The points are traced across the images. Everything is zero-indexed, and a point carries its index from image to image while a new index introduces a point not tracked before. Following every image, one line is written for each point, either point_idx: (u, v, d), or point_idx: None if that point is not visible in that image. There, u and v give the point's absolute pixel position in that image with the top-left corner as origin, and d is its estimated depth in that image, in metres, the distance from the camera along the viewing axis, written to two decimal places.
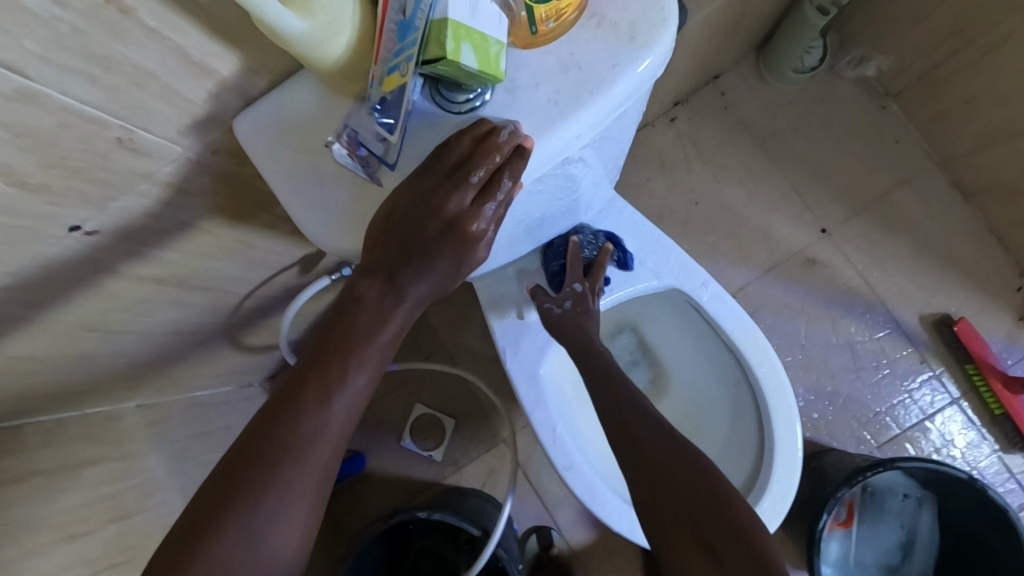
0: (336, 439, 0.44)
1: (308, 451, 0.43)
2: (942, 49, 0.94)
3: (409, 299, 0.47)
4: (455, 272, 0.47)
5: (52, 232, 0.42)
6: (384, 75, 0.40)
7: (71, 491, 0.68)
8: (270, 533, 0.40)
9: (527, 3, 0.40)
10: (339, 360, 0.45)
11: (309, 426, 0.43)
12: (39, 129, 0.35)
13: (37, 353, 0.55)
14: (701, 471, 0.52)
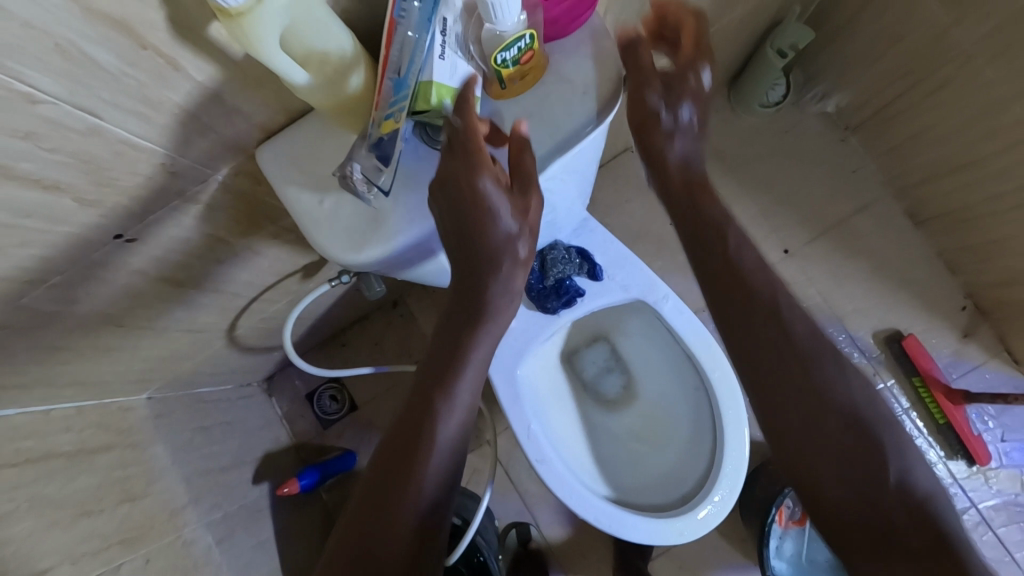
0: (465, 425, 0.63)
1: (447, 435, 0.60)
2: (890, 90, 1.03)
3: (500, 296, 0.59)
4: (517, 245, 0.56)
5: (99, 238, 0.51)
6: (381, 120, 0.48)
7: (88, 473, 0.75)
8: (424, 497, 0.57)
9: (496, 67, 0.48)
10: (447, 372, 0.62)
11: (443, 421, 0.60)
12: (101, 157, 0.43)
13: (68, 342, 0.64)
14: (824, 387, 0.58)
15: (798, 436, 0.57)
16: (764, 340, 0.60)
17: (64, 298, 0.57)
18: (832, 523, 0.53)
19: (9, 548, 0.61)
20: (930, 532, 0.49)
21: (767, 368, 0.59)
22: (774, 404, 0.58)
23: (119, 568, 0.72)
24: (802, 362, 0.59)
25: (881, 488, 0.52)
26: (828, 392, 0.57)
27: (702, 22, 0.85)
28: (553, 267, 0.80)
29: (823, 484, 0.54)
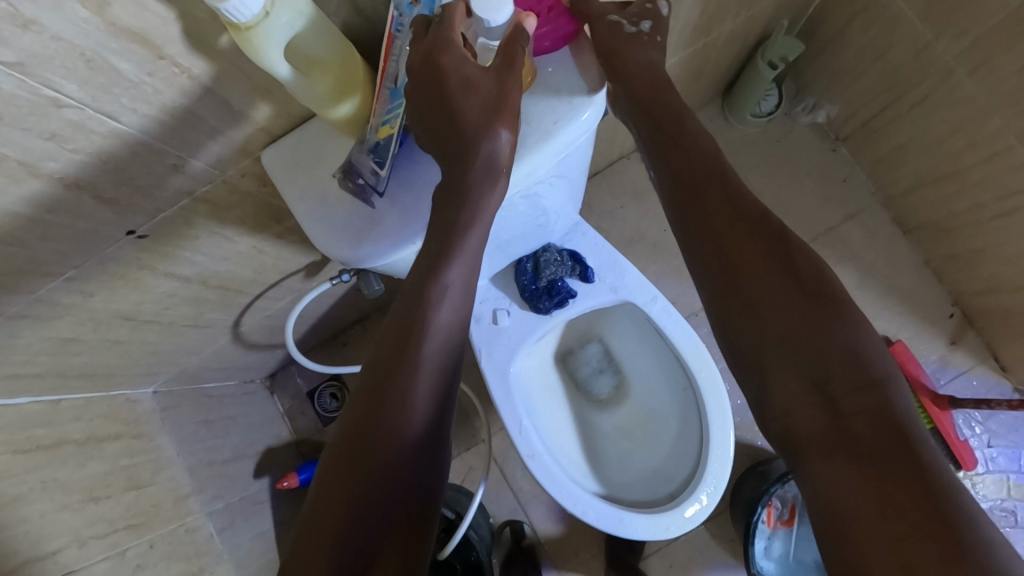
0: (444, 382, 0.56)
1: (425, 395, 0.54)
2: (878, 102, 1.06)
3: (476, 188, 0.52)
4: (493, 127, 0.51)
5: (114, 234, 0.55)
6: (378, 125, 0.52)
7: (96, 460, 0.79)
8: (408, 438, 0.52)
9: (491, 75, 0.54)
10: (416, 325, 0.55)
11: (417, 380, 0.54)
12: (117, 157, 0.46)
13: (81, 334, 0.68)
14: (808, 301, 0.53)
15: (757, 348, 0.54)
16: (730, 254, 0.56)
17: (79, 291, 0.61)
18: (792, 432, 0.51)
19: (17, 529, 0.65)
20: (900, 438, 0.45)
21: (737, 286, 0.56)
22: (736, 320, 0.55)
23: (124, 553, 0.76)
24: (775, 279, 0.54)
25: (844, 402, 0.49)
26: (800, 313, 0.53)
27: (691, 35, 0.88)
28: (546, 269, 0.83)
29: (775, 393, 0.53)
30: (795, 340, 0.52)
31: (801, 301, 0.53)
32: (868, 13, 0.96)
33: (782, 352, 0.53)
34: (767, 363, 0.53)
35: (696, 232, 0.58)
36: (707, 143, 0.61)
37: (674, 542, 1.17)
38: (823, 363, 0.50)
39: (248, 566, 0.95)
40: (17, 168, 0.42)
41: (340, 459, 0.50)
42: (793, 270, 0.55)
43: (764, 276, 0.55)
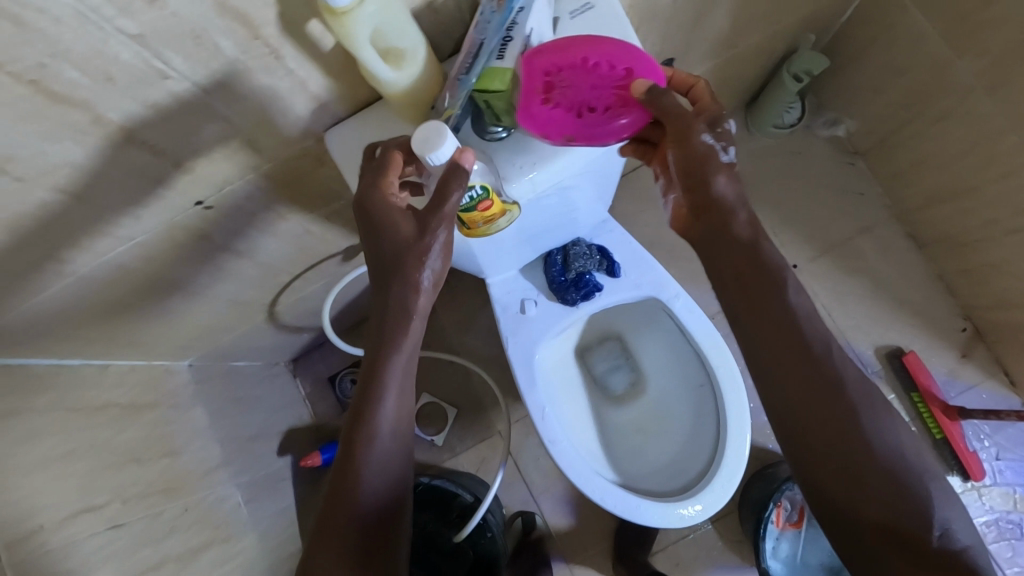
0: (398, 458, 0.60)
1: (374, 479, 0.58)
2: (899, 117, 1.09)
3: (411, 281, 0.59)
4: (412, 272, 0.58)
5: (184, 203, 0.59)
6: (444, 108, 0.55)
7: (135, 425, 0.82)
8: (376, 463, 0.58)
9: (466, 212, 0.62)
10: (365, 406, 0.59)
11: (377, 431, 0.59)
12: (200, 129, 0.50)
13: (136, 299, 0.72)
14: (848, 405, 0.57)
15: (831, 462, 0.56)
16: (778, 357, 0.59)
17: (142, 257, 0.65)
18: (864, 549, 0.54)
19: (69, 479, 0.68)
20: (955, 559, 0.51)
21: (805, 390, 0.58)
22: (808, 431, 0.57)
23: (162, 514, 0.79)
24: (851, 402, 0.57)
25: (927, 545, 0.52)
26: (875, 442, 0.56)
27: (722, 45, 0.92)
28: (575, 261, 0.87)
29: (864, 512, 0.54)
30: (836, 447, 0.56)
31: (847, 407, 0.57)
32: (891, 31, 0.99)
33: (851, 469, 0.56)
34: (809, 467, 0.57)
35: (767, 339, 0.60)
36: (778, 269, 0.61)
37: (681, 541, 1.19)
38: (864, 470, 0.55)
39: (270, 539, 0.98)
40: (118, 133, 0.46)
41: (333, 491, 0.57)
42: (840, 373, 0.58)
43: (812, 379, 0.58)
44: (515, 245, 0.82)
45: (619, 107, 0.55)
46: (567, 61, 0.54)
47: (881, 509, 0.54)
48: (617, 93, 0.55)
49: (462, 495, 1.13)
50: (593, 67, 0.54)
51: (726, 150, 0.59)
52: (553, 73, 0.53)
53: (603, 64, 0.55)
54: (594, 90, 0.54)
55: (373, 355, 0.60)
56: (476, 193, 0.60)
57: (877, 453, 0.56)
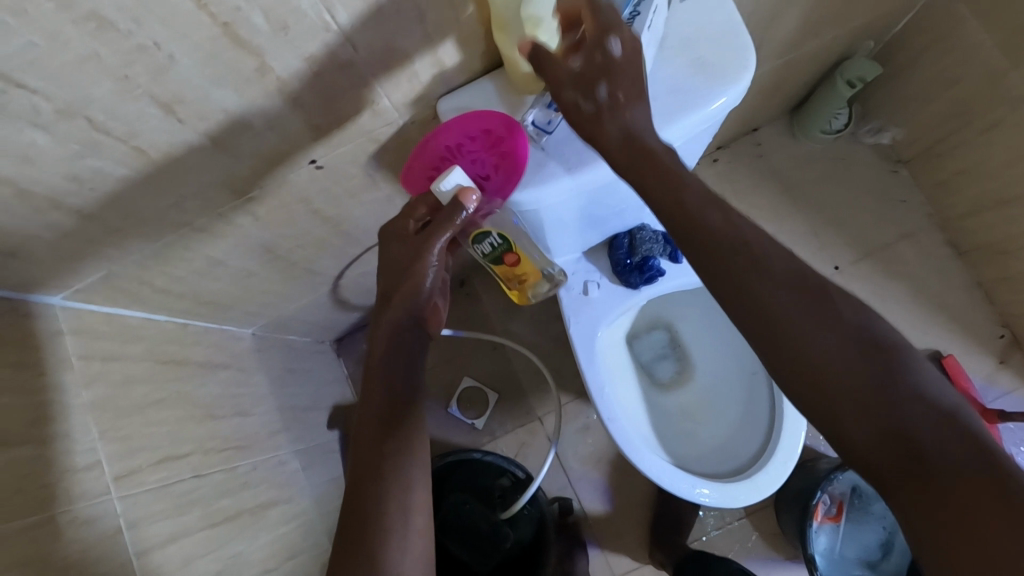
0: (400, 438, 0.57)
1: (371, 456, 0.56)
2: (948, 126, 1.12)
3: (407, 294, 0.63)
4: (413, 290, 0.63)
5: (300, 161, 0.62)
6: None
7: (213, 382, 0.85)
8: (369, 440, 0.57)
9: (489, 259, 0.73)
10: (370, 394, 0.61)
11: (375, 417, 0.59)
12: (335, 86, 0.54)
13: (231, 258, 0.75)
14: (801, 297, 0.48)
15: (806, 380, 0.46)
16: (723, 274, 0.50)
17: (249, 215, 0.68)
18: (871, 462, 0.44)
19: (162, 425, 0.70)
20: (969, 442, 0.41)
21: (746, 305, 0.49)
22: (769, 349, 0.48)
23: (236, 468, 0.81)
24: (800, 305, 0.48)
25: (924, 433, 0.42)
26: (826, 329, 0.47)
27: (787, 46, 0.96)
28: (642, 245, 0.90)
29: (852, 419, 0.44)
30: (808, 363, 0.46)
31: (801, 306, 0.48)
32: (946, 41, 1.03)
33: (823, 379, 0.46)
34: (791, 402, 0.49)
35: (705, 253, 0.51)
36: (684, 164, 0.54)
37: (717, 532, 1.21)
38: (840, 372, 0.45)
39: (324, 506, 1.00)
40: (272, 83, 0.49)
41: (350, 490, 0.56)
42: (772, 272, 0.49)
43: (759, 294, 0.49)
44: (587, 227, 0.85)
45: (503, 160, 0.63)
46: (432, 166, 0.63)
47: (870, 416, 0.44)
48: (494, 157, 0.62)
49: (514, 471, 1.16)
50: (458, 146, 0.62)
51: (593, 91, 0.52)
52: (434, 174, 0.64)
53: (462, 140, 0.62)
54: (474, 163, 0.63)
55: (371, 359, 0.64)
56: (495, 241, 0.70)
57: (842, 348, 0.46)
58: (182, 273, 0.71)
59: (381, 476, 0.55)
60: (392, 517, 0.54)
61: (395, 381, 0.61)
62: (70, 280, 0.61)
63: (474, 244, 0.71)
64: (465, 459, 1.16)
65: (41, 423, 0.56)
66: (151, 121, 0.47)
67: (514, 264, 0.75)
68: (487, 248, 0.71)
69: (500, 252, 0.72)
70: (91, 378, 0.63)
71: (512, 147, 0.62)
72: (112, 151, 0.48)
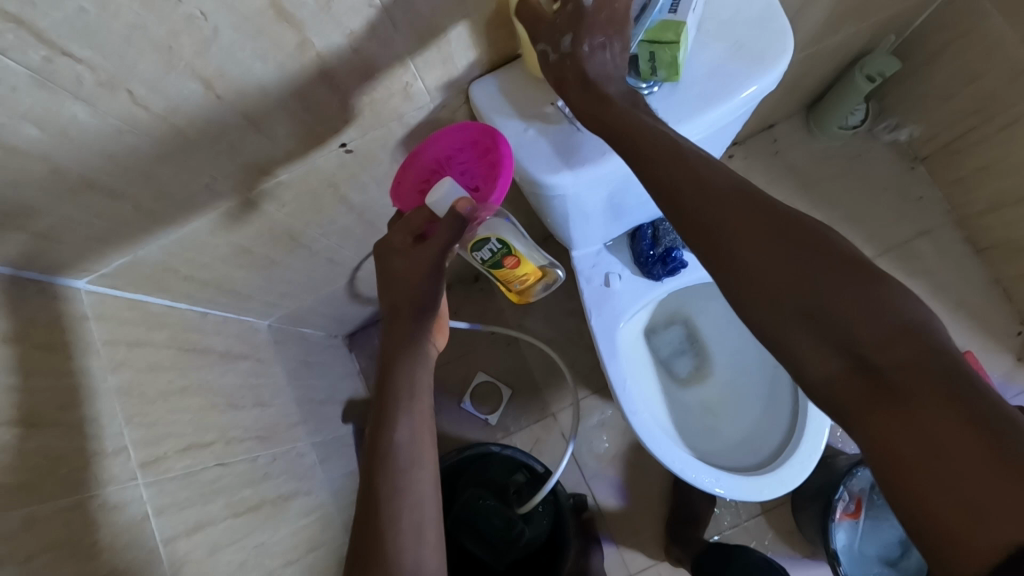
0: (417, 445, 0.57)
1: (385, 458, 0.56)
2: (967, 122, 1.12)
3: (412, 300, 0.60)
4: (421, 293, 0.60)
5: (331, 144, 0.62)
6: None
7: (234, 371, 0.84)
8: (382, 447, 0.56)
9: (489, 264, 0.80)
10: (382, 397, 0.59)
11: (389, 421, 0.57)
12: (372, 66, 0.53)
13: (257, 245, 0.74)
14: (753, 224, 0.47)
15: (762, 308, 0.46)
16: (686, 215, 0.50)
17: (276, 200, 0.67)
18: (835, 395, 0.43)
19: (187, 412, 0.69)
20: (925, 357, 0.39)
21: (713, 245, 0.49)
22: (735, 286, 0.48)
23: (257, 459, 0.80)
24: (758, 228, 0.47)
25: (878, 353, 0.41)
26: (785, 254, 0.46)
27: (810, 39, 0.96)
28: (665, 237, 0.90)
29: (812, 351, 0.44)
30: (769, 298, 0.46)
31: (753, 236, 0.47)
32: (968, 37, 1.02)
33: (778, 304, 0.45)
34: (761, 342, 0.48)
35: (669, 193, 0.51)
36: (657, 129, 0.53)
37: (734, 529, 1.20)
38: (798, 302, 0.45)
39: (341, 499, 0.99)
40: (311, 59, 0.49)
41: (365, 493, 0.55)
42: (725, 203, 0.49)
43: (718, 228, 0.48)
44: (612, 219, 0.85)
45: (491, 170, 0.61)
46: (425, 180, 0.63)
47: (827, 342, 0.43)
48: (480, 168, 0.61)
49: (533, 465, 1.15)
50: (446, 159, 0.62)
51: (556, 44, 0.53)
52: (425, 187, 0.63)
53: (451, 153, 0.62)
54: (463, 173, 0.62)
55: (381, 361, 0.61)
56: (495, 246, 0.76)
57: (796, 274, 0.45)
58: (207, 259, 0.71)
59: (393, 495, 0.54)
60: (404, 537, 0.53)
61: (409, 384, 0.59)
62: (98, 263, 0.60)
63: (474, 251, 0.77)
64: (482, 453, 1.15)
65: (72, 407, 0.55)
66: (191, 96, 0.46)
67: (514, 266, 0.81)
68: (488, 253, 0.77)
69: (500, 256, 0.78)
70: (118, 363, 0.62)
71: (496, 155, 0.60)
72: (150, 126, 0.47)
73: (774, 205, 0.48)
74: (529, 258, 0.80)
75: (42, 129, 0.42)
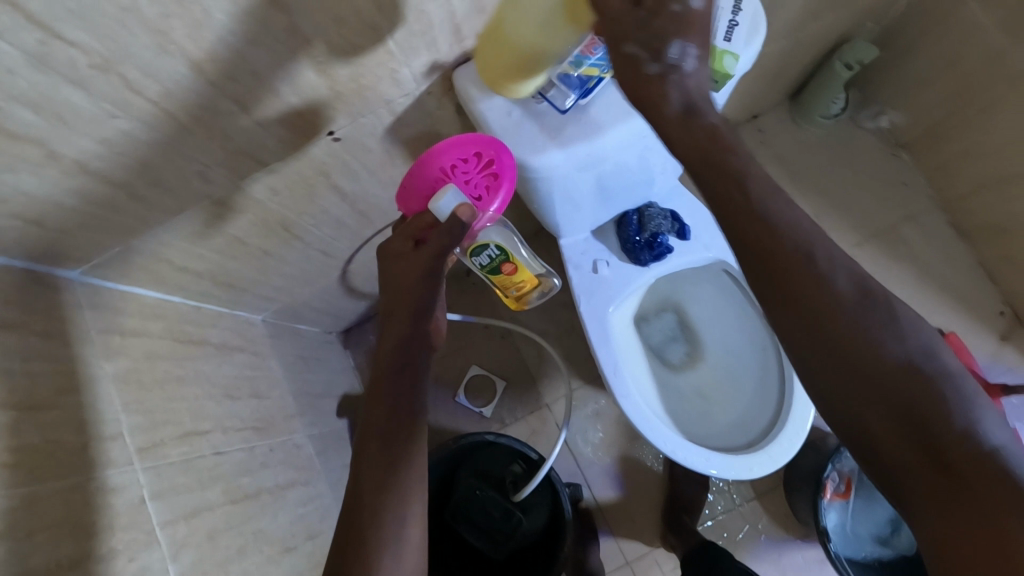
0: (400, 452, 0.56)
1: (376, 461, 0.56)
2: (946, 108, 1.14)
3: (410, 300, 0.62)
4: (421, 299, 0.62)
5: (320, 132, 0.63)
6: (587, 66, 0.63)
7: (229, 362, 0.84)
8: (370, 448, 0.57)
9: (486, 270, 0.81)
10: (374, 395, 0.60)
11: (381, 421, 0.58)
12: (359, 52, 0.55)
13: (249, 236, 0.75)
14: (850, 309, 0.49)
15: (843, 386, 0.48)
16: (780, 278, 0.50)
17: (268, 188, 0.68)
18: (902, 475, 0.46)
19: (182, 400, 0.70)
20: (996, 464, 0.43)
21: (800, 310, 0.50)
22: (818, 352, 0.49)
23: (254, 449, 0.80)
24: (856, 318, 0.49)
25: (956, 452, 0.44)
26: (879, 341, 0.48)
27: (790, 27, 0.98)
28: (651, 222, 0.91)
29: (884, 430, 0.46)
30: (854, 372, 0.48)
31: (848, 317, 0.49)
32: (944, 24, 1.05)
33: (863, 386, 0.47)
34: (826, 407, 0.50)
35: (768, 256, 0.51)
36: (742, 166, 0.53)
37: (728, 513, 1.22)
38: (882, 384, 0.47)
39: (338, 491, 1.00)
40: (298, 44, 0.50)
41: (350, 490, 0.55)
42: (828, 283, 0.50)
43: (813, 299, 0.49)
44: (599, 205, 0.86)
45: (494, 180, 0.65)
46: (429, 188, 0.64)
47: (907, 428, 0.45)
48: (484, 177, 0.65)
49: (528, 452, 1.15)
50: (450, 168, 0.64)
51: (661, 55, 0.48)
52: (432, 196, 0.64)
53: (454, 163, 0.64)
54: (467, 182, 0.65)
55: (376, 361, 0.62)
56: (493, 252, 0.78)
57: (888, 362, 0.47)
58: (200, 249, 0.71)
59: (378, 492, 0.54)
60: (386, 531, 0.53)
61: (400, 391, 0.60)
62: (93, 253, 0.61)
63: (473, 256, 0.78)
64: (477, 442, 1.15)
65: (70, 393, 0.56)
66: (181, 81, 0.47)
67: (511, 272, 0.82)
68: (486, 259, 0.79)
69: (497, 262, 0.79)
70: (113, 352, 0.63)
71: (500, 166, 0.65)
72: (142, 112, 0.48)
73: (880, 299, 0.50)
74: (525, 265, 0.83)
75: (38, 114, 0.43)
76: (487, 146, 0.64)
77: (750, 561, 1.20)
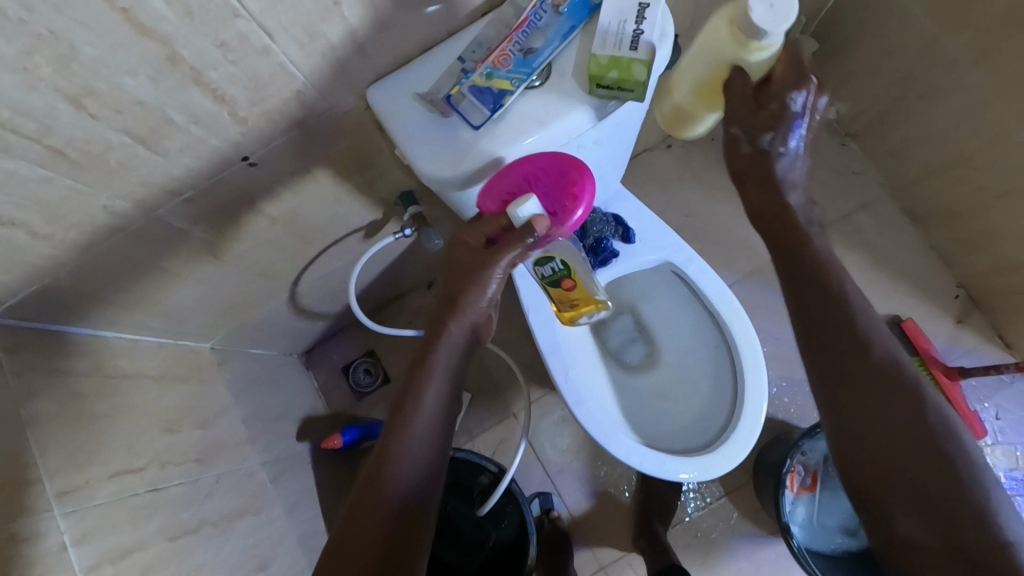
0: (426, 441, 0.63)
1: (410, 446, 0.62)
2: (887, 96, 1.16)
3: (464, 299, 0.69)
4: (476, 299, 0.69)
5: (230, 157, 0.62)
6: (492, 77, 0.61)
7: (172, 393, 0.83)
8: (405, 431, 0.63)
9: (545, 281, 0.80)
10: (414, 382, 0.67)
11: (418, 409, 0.65)
12: (257, 76, 0.54)
13: (178, 265, 0.74)
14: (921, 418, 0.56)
15: (875, 469, 0.57)
16: (852, 374, 0.60)
17: (188, 216, 0.66)
18: (920, 557, 0.53)
19: (116, 437, 0.68)
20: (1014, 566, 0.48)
21: (859, 404, 0.59)
22: (863, 438, 0.58)
23: (198, 481, 0.79)
24: (923, 419, 0.56)
25: (982, 548, 0.50)
26: (936, 443, 0.55)
27: None
28: (593, 227, 0.91)
29: (908, 517, 0.54)
30: (900, 457, 0.55)
31: (914, 420, 0.56)
32: (877, 14, 1.06)
33: (904, 478, 0.55)
34: (857, 486, 0.58)
35: (852, 361, 0.60)
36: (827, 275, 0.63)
37: (700, 512, 1.21)
38: (922, 475, 0.54)
39: (296, 516, 0.98)
40: (186, 72, 0.49)
41: (374, 467, 0.61)
42: (914, 396, 0.57)
43: (885, 400, 0.58)
44: None
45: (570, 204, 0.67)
46: (506, 193, 0.66)
47: (936, 519, 0.52)
48: (562, 195, 0.66)
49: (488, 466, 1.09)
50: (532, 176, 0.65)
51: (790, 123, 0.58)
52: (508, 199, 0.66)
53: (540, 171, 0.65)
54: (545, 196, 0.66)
55: (421, 349, 0.70)
56: (556, 266, 0.77)
57: (938, 464, 0.54)
58: (124, 281, 0.70)
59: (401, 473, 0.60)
60: (403, 514, 0.58)
61: (441, 386, 0.67)
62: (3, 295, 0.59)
63: (536, 265, 0.79)
64: None
65: None
66: (61, 116, 0.46)
67: (570, 289, 0.81)
68: (548, 270, 0.79)
69: (558, 276, 0.79)
70: (32, 393, 0.61)
71: (581, 187, 0.66)
72: (25, 151, 0.47)
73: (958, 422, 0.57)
74: (587, 285, 0.81)
75: None
76: (571, 166, 0.66)
77: (725, 559, 1.19)
